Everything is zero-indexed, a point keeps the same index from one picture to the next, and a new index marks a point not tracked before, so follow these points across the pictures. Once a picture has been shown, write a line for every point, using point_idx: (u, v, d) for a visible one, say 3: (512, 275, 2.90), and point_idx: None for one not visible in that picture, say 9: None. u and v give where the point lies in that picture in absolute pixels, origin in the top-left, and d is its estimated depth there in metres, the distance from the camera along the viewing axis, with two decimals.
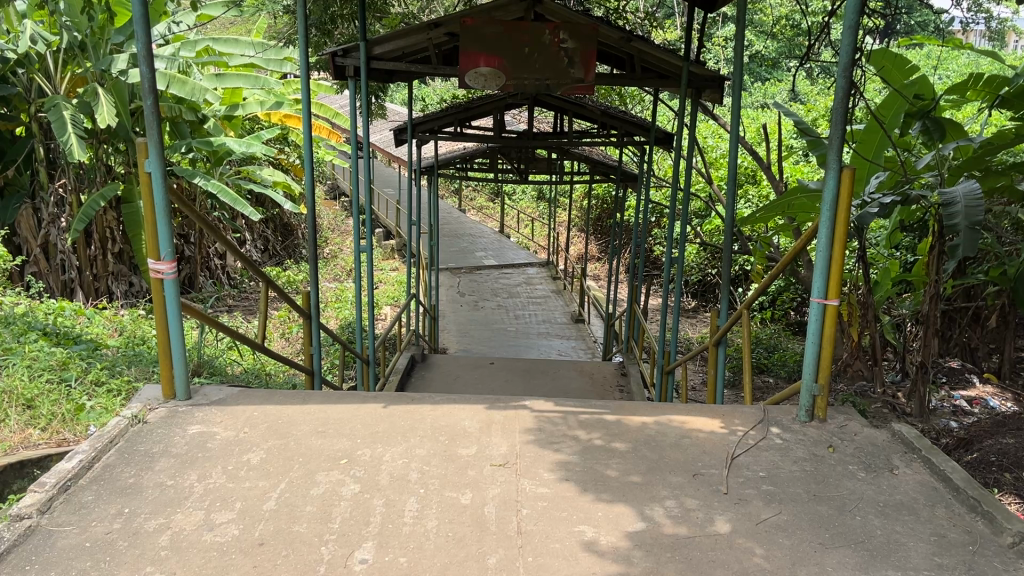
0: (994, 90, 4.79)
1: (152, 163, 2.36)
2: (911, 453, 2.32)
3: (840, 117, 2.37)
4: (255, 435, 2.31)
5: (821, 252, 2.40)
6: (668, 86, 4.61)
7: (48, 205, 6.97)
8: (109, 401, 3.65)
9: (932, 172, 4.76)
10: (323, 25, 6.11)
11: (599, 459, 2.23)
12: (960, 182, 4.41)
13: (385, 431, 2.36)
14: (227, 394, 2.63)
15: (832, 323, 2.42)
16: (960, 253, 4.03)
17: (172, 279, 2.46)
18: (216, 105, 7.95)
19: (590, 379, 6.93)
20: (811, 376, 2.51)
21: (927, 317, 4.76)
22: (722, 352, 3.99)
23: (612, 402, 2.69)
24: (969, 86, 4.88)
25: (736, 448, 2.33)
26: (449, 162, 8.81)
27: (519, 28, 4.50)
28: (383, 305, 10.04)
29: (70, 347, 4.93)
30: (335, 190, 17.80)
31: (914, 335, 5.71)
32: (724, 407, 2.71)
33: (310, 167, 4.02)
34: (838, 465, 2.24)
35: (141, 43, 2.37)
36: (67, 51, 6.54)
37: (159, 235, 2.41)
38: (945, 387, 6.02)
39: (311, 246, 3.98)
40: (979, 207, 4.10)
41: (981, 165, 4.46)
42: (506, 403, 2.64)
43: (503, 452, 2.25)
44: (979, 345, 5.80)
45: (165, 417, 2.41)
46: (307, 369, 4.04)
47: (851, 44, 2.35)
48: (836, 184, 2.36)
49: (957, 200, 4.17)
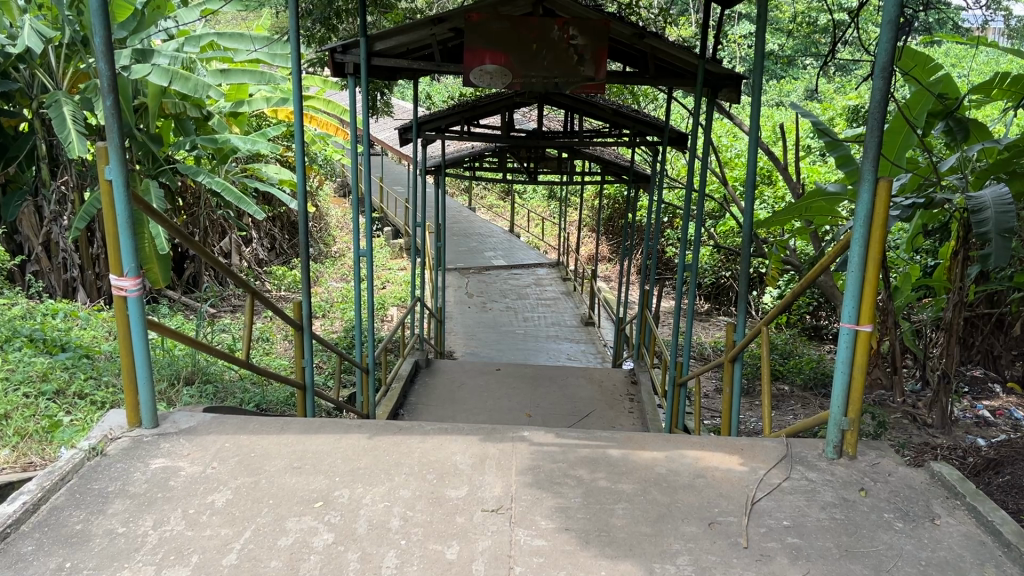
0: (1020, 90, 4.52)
1: (113, 170, 2.14)
2: (954, 499, 2.06)
3: (876, 125, 2.09)
4: (224, 471, 2.10)
5: (854, 272, 2.15)
6: (683, 86, 4.37)
7: (50, 204, 6.74)
8: (87, 419, 3.51)
9: (956, 176, 4.52)
10: (327, 20, 5.86)
11: (603, 503, 2.00)
12: (989, 186, 4.16)
13: (367, 468, 2.13)
14: (199, 422, 2.40)
15: (864, 352, 2.18)
16: (991, 262, 3.76)
17: (137, 296, 2.24)
18: (220, 101, 7.77)
19: (599, 387, 6.71)
20: (840, 409, 2.25)
21: (949, 324, 4.51)
22: (739, 370, 3.71)
23: (619, 433, 2.45)
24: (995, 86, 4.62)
25: (757, 491, 2.09)
26: (456, 162, 8.58)
27: (528, 24, 4.25)
28: (389, 306, 9.90)
29: (56, 355, 4.77)
30: (344, 186, 17.66)
31: (934, 342, 5.46)
32: (741, 438, 2.46)
33: (302, 165, 3.73)
34: (872, 513, 1.99)
35: (97, 38, 2.12)
36: (69, 47, 6.29)
37: (122, 248, 2.18)
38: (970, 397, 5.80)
39: (303, 252, 3.68)
40: (1011, 211, 3.84)
41: (1011, 171, 4.22)
42: (503, 434, 2.40)
43: (497, 494, 2.02)
44: (1002, 352, 5.77)
45: (127, 449, 2.20)
46: (300, 383, 3.79)
47: (892, 41, 2.04)
48: (870, 198, 2.10)
49: (987, 204, 3.92)
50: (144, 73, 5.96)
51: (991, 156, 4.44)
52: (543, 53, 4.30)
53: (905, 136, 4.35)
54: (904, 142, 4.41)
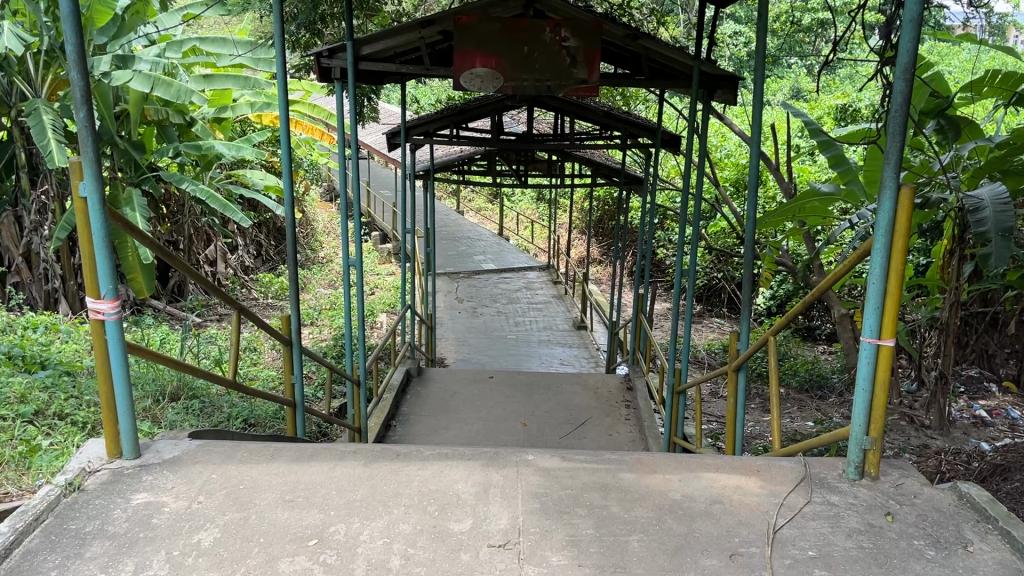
0: (1012, 87, 4.42)
1: (88, 187, 2.01)
2: (985, 523, 1.95)
3: (898, 128, 1.97)
4: (211, 506, 1.97)
5: (875, 284, 2.03)
6: (678, 88, 4.26)
7: (30, 214, 6.58)
8: (68, 443, 3.39)
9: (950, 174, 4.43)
10: (313, 25, 5.72)
11: (616, 535, 1.87)
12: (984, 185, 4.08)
13: (364, 500, 2.01)
14: (184, 451, 2.27)
15: (886, 369, 2.06)
16: (990, 261, 3.67)
17: (115, 319, 2.10)
18: (203, 107, 7.60)
19: (594, 393, 6.59)
20: (861, 428, 2.13)
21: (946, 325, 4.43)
22: (743, 381, 3.57)
23: (627, 455, 2.32)
24: (986, 83, 4.51)
25: (778, 517, 1.97)
26: (445, 166, 8.44)
27: (518, 25, 4.14)
28: (379, 313, 9.76)
29: (35, 373, 4.62)
30: (331, 191, 17.49)
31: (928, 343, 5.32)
32: (757, 459, 2.34)
33: (287, 174, 3.58)
34: (901, 540, 1.88)
35: (69, 45, 1.97)
36: (48, 53, 6.07)
37: (99, 268, 2.04)
38: (965, 396, 5.75)
39: (291, 263, 3.54)
40: (1010, 211, 3.76)
41: (1004, 170, 4.17)
42: (506, 458, 2.27)
43: (503, 527, 1.89)
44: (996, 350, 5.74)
45: (106, 483, 2.06)
46: (290, 400, 3.66)
47: (914, 40, 1.93)
48: (892, 206, 1.98)
49: (985, 204, 3.85)
50: (126, 79, 5.73)
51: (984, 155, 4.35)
52: (535, 55, 4.20)
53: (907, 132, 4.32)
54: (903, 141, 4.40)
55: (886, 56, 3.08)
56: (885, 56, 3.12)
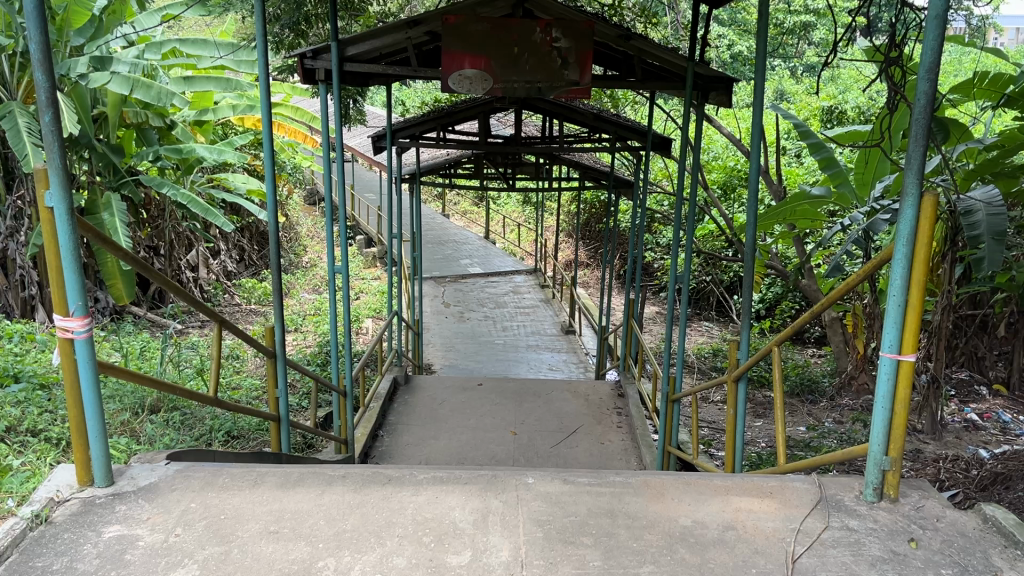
0: (1000, 88, 4.28)
1: (54, 197, 1.87)
2: (1014, 549, 1.84)
3: (921, 131, 1.87)
4: (191, 539, 1.83)
5: (895, 298, 1.93)
6: (671, 90, 4.13)
7: (5, 220, 6.38)
8: (40, 464, 3.22)
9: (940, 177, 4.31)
10: (297, 25, 5.58)
11: (625, 567, 1.75)
12: (978, 188, 3.98)
13: (355, 530, 1.88)
14: (161, 478, 2.12)
15: (907, 386, 1.95)
16: (983, 265, 3.57)
17: (85, 338, 1.95)
18: (184, 110, 7.42)
19: (584, 401, 6.46)
20: (880, 448, 2.02)
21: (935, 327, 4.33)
22: (744, 391, 3.42)
23: (633, 477, 2.20)
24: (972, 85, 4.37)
25: (797, 545, 1.86)
26: (431, 169, 8.28)
27: (508, 25, 4.01)
28: (364, 318, 9.61)
29: (9, 387, 4.44)
30: (314, 195, 17.30)
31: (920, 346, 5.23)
32: (768, 479, 2.22)
33: (271, 179, 3.43)
34: (928, 569, 1.77)
35: (32, 43, 1.82)
36: (24, 55, 5.90)
37: (67, 284, 1.90)
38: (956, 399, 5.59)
39: (275, 273, 3.38)
40: (1003, 215, 3.67)
41: (996, 172, 4.08)
42: (504, 482, 2.14)
43: (504, 560, 1.77)
44: (986, 353, 5.58)
45: (76, 515, 1.92)
46: (274, 415, 3.50)
47: (938, 38, 1.82)
48: (914, 213, 1.89)
49: (977, 207, 3.77)
50: (104, 81, 5.55)
51: (974, 157, 4.26)
52: (524, 57, 4.07)
53: (904, 117, 4.29)
54: (897, 136, 4.36)
55: (891, 55, 2.89)
56: (890, 55, 2.94)
